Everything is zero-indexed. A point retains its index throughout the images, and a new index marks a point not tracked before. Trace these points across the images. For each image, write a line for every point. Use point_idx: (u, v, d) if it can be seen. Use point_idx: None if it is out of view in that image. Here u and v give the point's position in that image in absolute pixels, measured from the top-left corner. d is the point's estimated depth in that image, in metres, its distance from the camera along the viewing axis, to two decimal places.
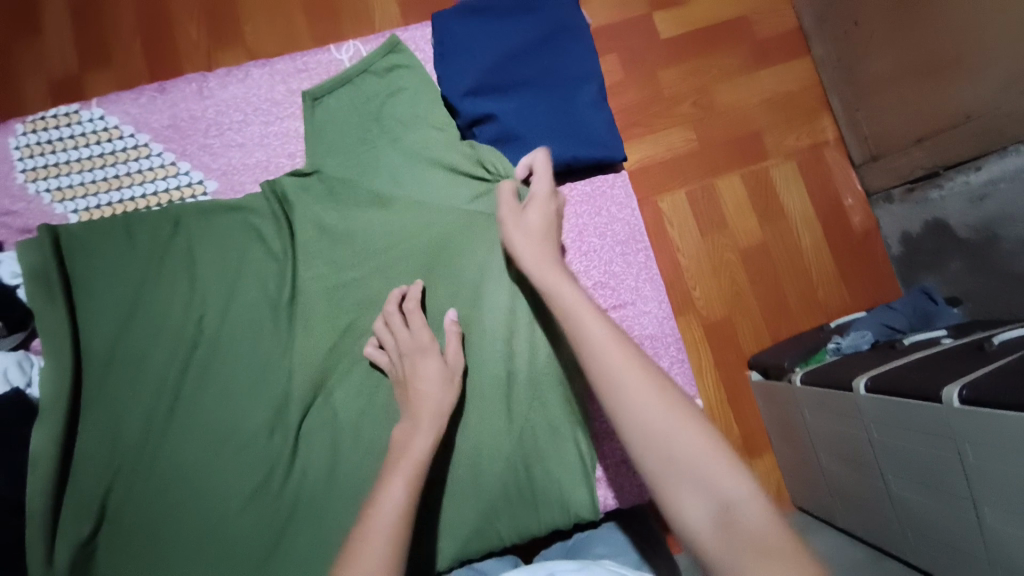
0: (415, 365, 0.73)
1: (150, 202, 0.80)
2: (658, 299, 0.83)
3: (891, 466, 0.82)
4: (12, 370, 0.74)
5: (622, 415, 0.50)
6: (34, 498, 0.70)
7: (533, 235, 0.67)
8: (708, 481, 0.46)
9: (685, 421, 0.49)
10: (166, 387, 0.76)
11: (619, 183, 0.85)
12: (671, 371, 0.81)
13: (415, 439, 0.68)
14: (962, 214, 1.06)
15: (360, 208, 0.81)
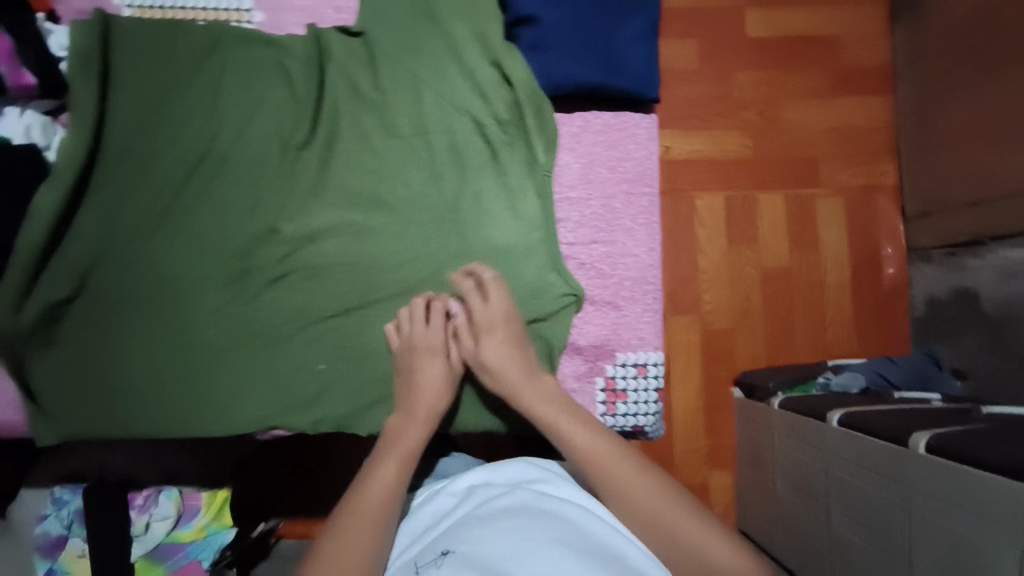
0: (422, 361, 0.76)
1: (197, 17, 0.83)
2: (649, 246, 0.82)
3: (838, 500, 0.82)
4: (35, 129, 0.79)
5: (609, 491, 0.61)
6: (26, 245, 0.75)
7: (503, 345, 0.75)
8: (673, 526, 0.56)
9: (676, 502, 0.58)
10: (164, 193, 0.80)
11: (645, 123, 0.83)
12: (641, 319, 0.81)
13: (410, 430, 0.71)
14: (990, 288, 1.00)
15: (390, 84, 0.83)
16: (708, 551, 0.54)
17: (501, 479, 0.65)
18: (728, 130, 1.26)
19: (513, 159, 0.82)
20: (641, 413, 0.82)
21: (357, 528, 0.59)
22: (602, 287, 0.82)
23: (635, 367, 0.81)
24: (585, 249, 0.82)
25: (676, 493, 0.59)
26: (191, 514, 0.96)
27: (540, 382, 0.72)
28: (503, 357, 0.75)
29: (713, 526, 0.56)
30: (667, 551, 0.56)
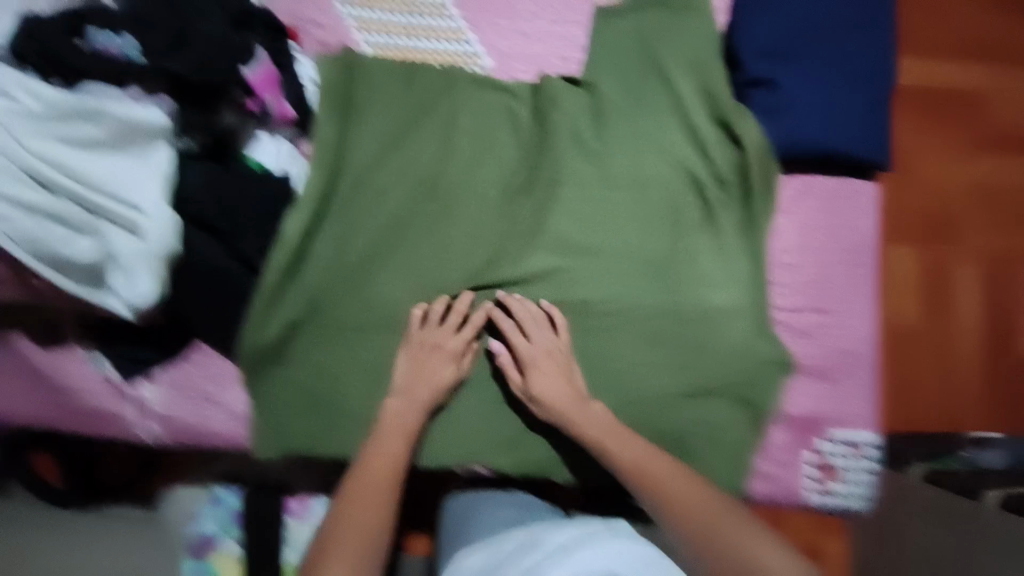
0: (433, 358, 0.79)
1: (433, 58, 0.86)
2: (865, 319, 0.81)
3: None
4: (287, 160, 0.78)
5: (670, 513, 0.67)
6: (273, 268, 0.78)
7: (545, 372, 0.78)
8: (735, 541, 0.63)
9: (732, 521, 0.65)
10: (387, 222, 0.83)
11: (867, 192, 0.82)
12: (857, 393, 0.81)
13: (410, 415, 0.77)
14: None
15: (612, 136, 0.84)
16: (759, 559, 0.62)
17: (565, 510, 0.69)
18: (968, 176, 1.03)
19: (730, 219, 0.82)
20: (852, 494, 0.82)
21: (363, 518, 0.69)
22: (812, 356, 0.81)
23: (849, 446, 0.82)
24: (797, 315, 0.81)
25: (712, 505, 0.67)
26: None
27: (581, 401, 0.77)
28: (537, 378, 0.78)
29: (765, 540, 0.64)
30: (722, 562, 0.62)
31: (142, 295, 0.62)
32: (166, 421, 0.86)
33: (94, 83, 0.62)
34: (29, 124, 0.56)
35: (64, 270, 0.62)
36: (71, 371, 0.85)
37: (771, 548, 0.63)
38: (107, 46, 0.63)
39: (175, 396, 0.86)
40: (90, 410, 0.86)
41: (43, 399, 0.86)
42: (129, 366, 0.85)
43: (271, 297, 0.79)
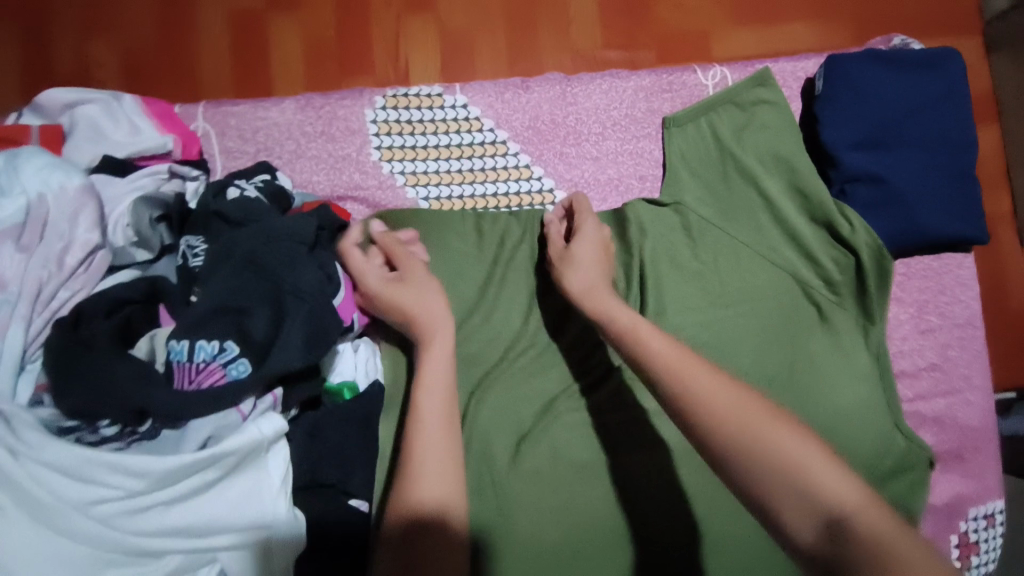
0: (406, 280, 0.59)
1: (502, 203, 0.77)
2: (986, 391, 0.80)
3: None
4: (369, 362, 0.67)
5: (702, 411, 0.47)
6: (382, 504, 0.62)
7: (586, 262, 0.66)
8: (779, 449, 0.43)
9: (775, 422, 0.44)
10: (495, 405, 0.67)
11: (967, 264, 0.81)
12: (990, 467, 0.80)
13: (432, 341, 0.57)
14: None
15: (710, 253, 0.78)
16: (813, 482, 0.41)
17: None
18: None
19: (846, 322, 0.78)
20: (992, 561, 0.80)
21: (437, 455, 0.51)
22: (948, 441, 0.79)
23: (983, 517, 0.80)
24: (928, 402, 0.79)
25: (751, 404, 0.46)
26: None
27: (622, 304, 0.59)
28: (579, 278, 0.64)
29: (813, 443, 0.43)
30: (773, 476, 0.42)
31: None
32: None
33: (195, 420, 0.46)
34: (127, 507, 0.43)
35: None
36: None
37: (829, 463, 0.42)
38: (199, 363, 0.46)
39: None
40: None
41: None
42: None
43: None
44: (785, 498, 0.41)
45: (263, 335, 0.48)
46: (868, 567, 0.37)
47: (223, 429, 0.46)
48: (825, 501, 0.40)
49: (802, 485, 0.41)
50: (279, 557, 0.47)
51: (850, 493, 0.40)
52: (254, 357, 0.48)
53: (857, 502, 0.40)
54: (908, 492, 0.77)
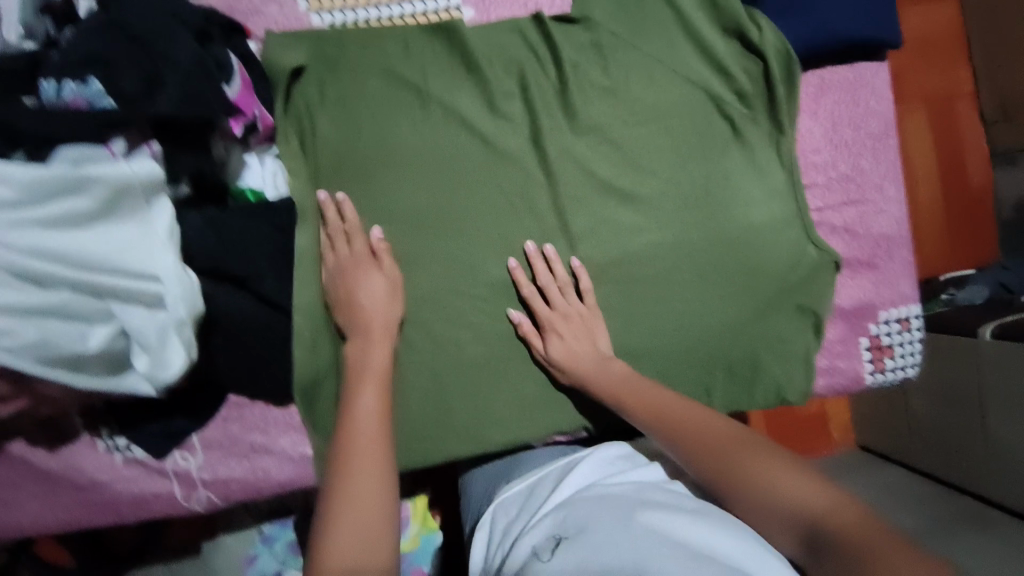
0: (360, 276, 0.72)
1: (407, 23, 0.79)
2: (899, 201, 0.82)
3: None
4: (280, 177, 0.72)
5: (686, 461, 0.64)
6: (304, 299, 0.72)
7: (570, 342, 0.76)
8: (768, 480, 0.58)
9: (753, 460, 0.60)
10: (407, 221, 0.77)
11: (881, 74, 0.81)
12: (899, 274, 0.82)
13: (370, 354, 0.71)
14: None
15: (622, 69, 0.78)
16: (786, 499, 0.56)
17: (554, 478, 0.74)
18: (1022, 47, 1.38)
19: (757, 134, 0.79)
20: (909, 366, 0.83)
21: (367, 494, 0.63)
22: (858, 250, 0.82)
23: (897, 322, 0.83)
24: (837, 212, 0.81)
25: (732, 436, 0.63)
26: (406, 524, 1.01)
27: (622, 372, 0.74)
28: (562, 350, 0.76)
29: (771, 453, 0.60)
30: (756, 499, 0.58)
31: (180, 368, 0.56)
32: (214, 485, 0.77)
33: (67, 146, 0.50)
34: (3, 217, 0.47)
35: (80, 368, 0.53)
36: (88, 462, 0.76)
37: (795, 479, 0.57)
38: (66, 97, 0.51)
39: (221, 455, 0.77)
40: (124, 495, 0.77)
41: (65, 500, 0.76)
42: (160, 442, 0.75)
43: (314, 335, 0.73)
44: (759, 506, 0.58)
45: (133, 88, 0.52)
46: (849, 557, 0.50)
47: (92, 159, 0.51)
48: (796, 513, 0.55)
49: (775, 499, 0.57)
50: (173, 311, 0.54)
51: (818, 501, 0.55)
52: (121, 100, 0.52)
53: (830, 506, 0.54)
54: (815, 301, 0.81)
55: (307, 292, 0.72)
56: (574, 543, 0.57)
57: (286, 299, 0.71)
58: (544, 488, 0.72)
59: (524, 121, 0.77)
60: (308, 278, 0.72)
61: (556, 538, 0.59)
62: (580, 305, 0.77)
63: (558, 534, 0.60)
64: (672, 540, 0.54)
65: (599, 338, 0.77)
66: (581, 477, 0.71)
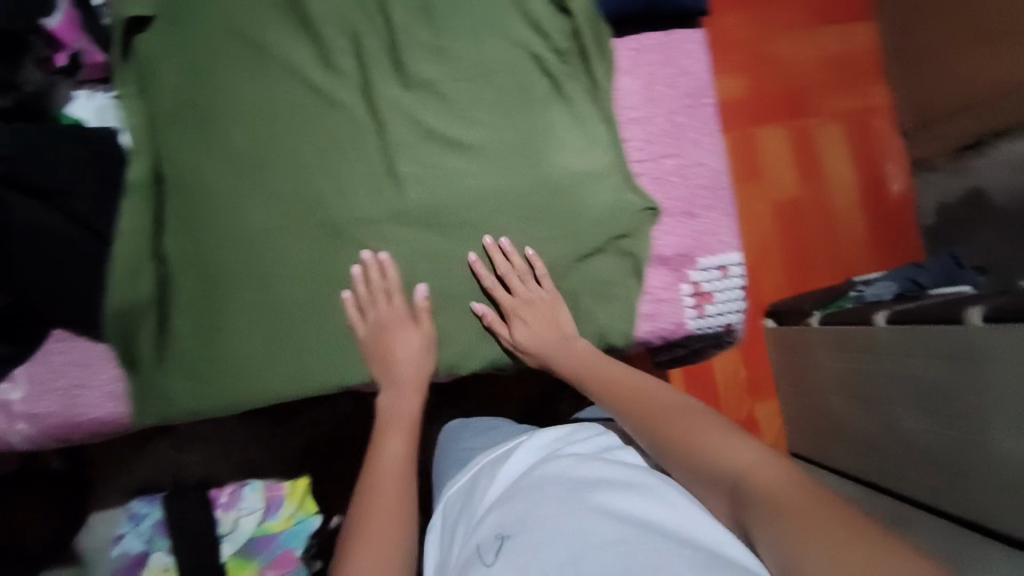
0: (395, 334, 0.81)
1: None
2: (715, 154, 0.87)
3: (992, 402, 1.04)
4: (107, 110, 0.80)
5: (639, 430, 0.71)
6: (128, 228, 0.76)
7: (534, 326, 0.83)
8: (706, 449, 0.63)
9: (693, 433, 0.66)
10: (234, 163, 0.79)
11: (695, 38, 0.87)
12: (718, 225, 0.86)
13: (402, 404, 0.85)
14: (1003, 182, 1.53)
15: (449, 28, 0.82)
16: (725, 461, 0.61)
17: (500, 467, 0.77)
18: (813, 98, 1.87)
19: (578, 90, 0.84)
20: (728, 312, 0.88)
21: (382, 534, 0.74)
22: (677, 199, 0.86)
23: (717, 270, 0.87)
24: (656, 164, 0.85)
25: (685, 410, 0.69)
26: (276, 507, 1.11)
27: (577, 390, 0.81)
28: (533, 340, 0.83)
29: (720, 427, 0.65)
30: (682, 455, 0.65)
31: None
32: (34, 419, 0.78)
33: None
34: None
35: None
36: None
37: (739, 449, 0.62)
38: None
39: (40, 390, 0.78)
40: None
41: None
42: None
43: (134, 265, 0.77)
44: (703, 469, 0.63)
45: None
46: (766, 515, 0.54)
47: None
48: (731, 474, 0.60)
49: (717, 462, 0.62)
50: None
51: (755, 464, 0.60)
52: None
53: (762, 470, 0.58)
54: (634, 253, 0.85)
55: (129, 225, 0.76)
56: (514, 540, 0.62)
57: (104, 227, 0.76)
58: (490, 474, 0.78)
59: (353, 74, 0.81)
60: (133, 208, 0.76)
61: (499, 537, 0.64)
62: (559, 317, 0.84)
63: (502, 533, 0.64)
64: (602, 526, 0.59)
65: (568, 326, 0.84)
66: (520, 462, 0.77)
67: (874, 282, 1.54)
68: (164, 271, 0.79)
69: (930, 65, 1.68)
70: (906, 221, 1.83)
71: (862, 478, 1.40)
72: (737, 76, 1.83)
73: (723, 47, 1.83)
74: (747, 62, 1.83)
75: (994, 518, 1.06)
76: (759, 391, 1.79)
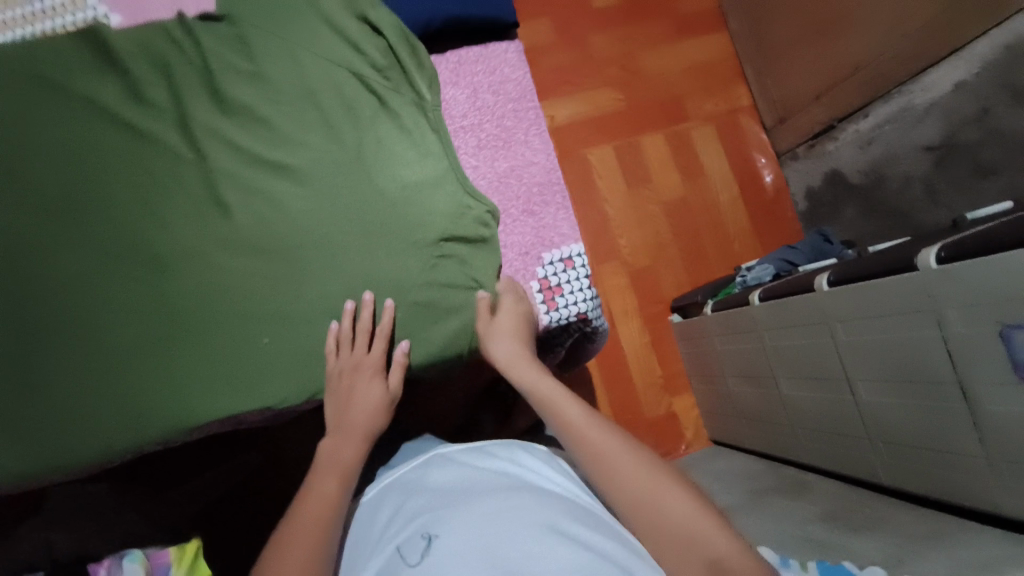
0: (360, 382, 0.79)
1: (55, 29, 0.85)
2: (546, 153, 0.90)
3: (853, 359, 1.10)
4: None
5: (595, 464, 0.67)
6: None
7: (512, 337, 0.81)
8: (686, 520, 0.60)
9: (673, 492, 0.63)
10: (42, 209, 0.76)
11: (513, 48, 0.92)
12: (556, 219, 0.89)
13: (347, 450, 0.76)
14: (853, 162, 1.66)
15: (266, 57, 0.83)
16: (699, 534, 0.59)
17: (427, 473, 0.73)
18: (686, 97, 1.95)
19: (402, 102, 0.86)
20: (579, 302, 0.88)
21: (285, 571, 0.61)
22: (514, 197, 0.89)
23: (562, 262, 0.88)
24: (490, 166, 0.88)
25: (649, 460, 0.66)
26: (163, 571, 0.93)
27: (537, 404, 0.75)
28: (515, 349, 0.80)
29: (690, 493, 0.63)
30: (634, 502, 0.63)
31: None
32: None
33: None
34: None
35: None
36: None
37: (714, 525, 0.60)
38: None
39: None
40: None
41: None
42: None
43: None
44: (669, 538, 0.60)
45: None
46: None
47: None
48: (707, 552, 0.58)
49: (688, 533, 0.59)
50: None
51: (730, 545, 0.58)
52: None
53: (740, 551, 0.57)
54: (467, 260, 0.86)
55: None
56: (443, 541, 0.58)
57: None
58: (416, 477, 0.74)
59: (169, 108, 0.80)
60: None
61: (424, 538, 0.60)
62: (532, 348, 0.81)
63: (429, 534, 0.60)
64: (551, 547, 0.56)
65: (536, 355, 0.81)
66: (454, 467, 0.72)
67: (755, 266, 1.63)
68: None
69: (779, 62, 1.82)
70: (782, 209, 1.94)
71: (774, 453, 1.45)
72: (612, 86, 1.91)
73: (592, 64, 1.91)
74: (621, 75, 1.92)
75: (881, 474, 1.11)
76: (675, 387, 1.82)
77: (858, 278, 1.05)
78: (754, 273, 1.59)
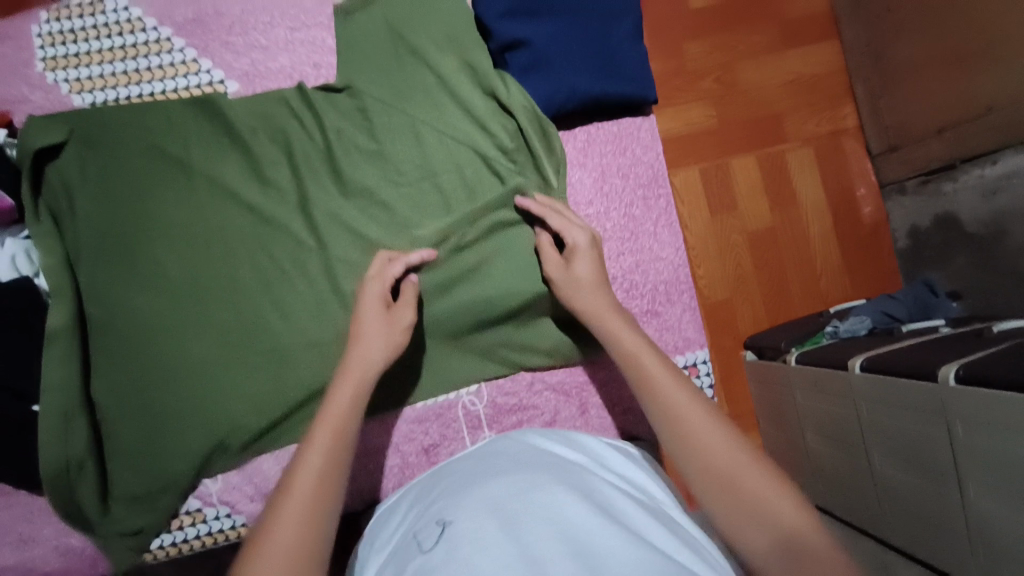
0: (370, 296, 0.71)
1: (154, 85, 0.81)
2: (675, 246, 0.85)
3: (968, 464, 0.84)
4: (20, 258, 0.76)
5: (667, 424, 0.60)
6: (53, 371, 0.72)
7: (583, 286, 0.73)
8: (757, 494, 0.52)
9: (752, 463, 0.55)
10: (161, 297, 0.75)
11: (646, 126, 0.87)
12: (682, 318, 0.84)
13: (335, 396, 0.63)
14: (973, 207, 1.29)
15: (386, 132, 0.79)
16: (769, 507, 0.51)
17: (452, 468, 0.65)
18: None
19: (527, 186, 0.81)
20: None
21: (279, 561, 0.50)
22: (638, 296, 0.83)
23: (685, 368, 0.83)
24: (615, 261, 0.83)
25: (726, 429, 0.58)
26: None
27: (613, 340, 0.68)
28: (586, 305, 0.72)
29: (766, 466, 0.55)
30: (701, 470, 0.56)
31: None
32: None
33: None
34: None
35: None
36: None
37: (790, 503, 0.51)
38: None
39: None
40: None
41: None
42: None
43: (68, 409, 0.73)
44: (736, 506, 0.53)
45: None
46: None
47: None
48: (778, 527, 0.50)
49: (759, 505, 0.52)
50: None
51: (804, 524, 0.50)
52: None
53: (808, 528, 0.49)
54: None
55: (55, 371, 0.72)
56: (459, 526, 0.50)
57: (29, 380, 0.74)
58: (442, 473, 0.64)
59: (290, 189, 0.78)
60: (58, 353, 0.72)
61: (441, 523, 0.52)
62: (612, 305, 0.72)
63: (445, 519, 0.52)
64: (564, 526, 0.49)
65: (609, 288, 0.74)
66: (480, 451, 0.66)
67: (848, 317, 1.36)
68: (100, 419, 0.74)
69: None
70: (880, 249, 1.59)
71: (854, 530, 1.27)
72: None
73: None
74: None
75: None
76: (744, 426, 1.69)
77: (992, 381, 0.79)
78: (844, 326, 1.32)
